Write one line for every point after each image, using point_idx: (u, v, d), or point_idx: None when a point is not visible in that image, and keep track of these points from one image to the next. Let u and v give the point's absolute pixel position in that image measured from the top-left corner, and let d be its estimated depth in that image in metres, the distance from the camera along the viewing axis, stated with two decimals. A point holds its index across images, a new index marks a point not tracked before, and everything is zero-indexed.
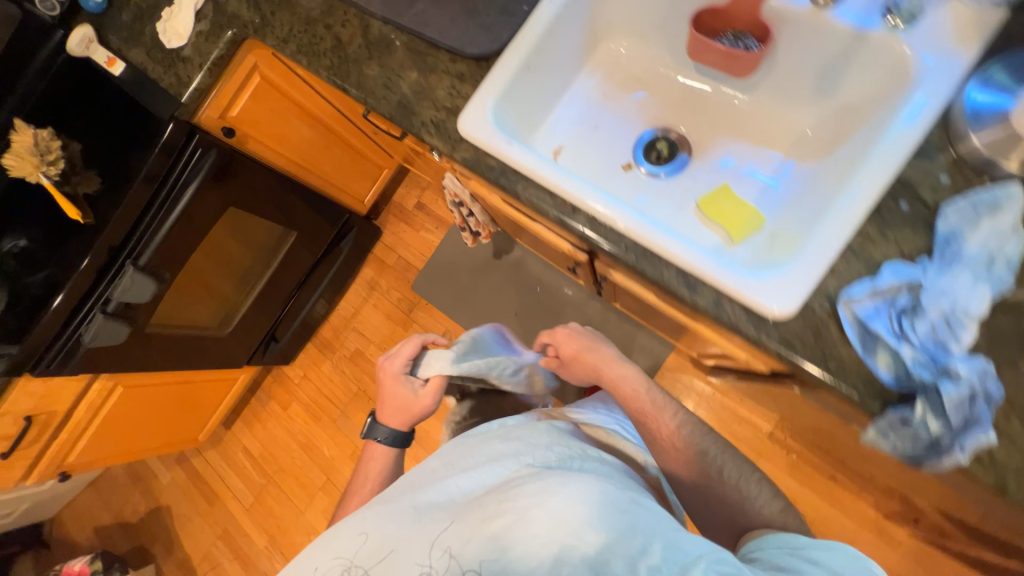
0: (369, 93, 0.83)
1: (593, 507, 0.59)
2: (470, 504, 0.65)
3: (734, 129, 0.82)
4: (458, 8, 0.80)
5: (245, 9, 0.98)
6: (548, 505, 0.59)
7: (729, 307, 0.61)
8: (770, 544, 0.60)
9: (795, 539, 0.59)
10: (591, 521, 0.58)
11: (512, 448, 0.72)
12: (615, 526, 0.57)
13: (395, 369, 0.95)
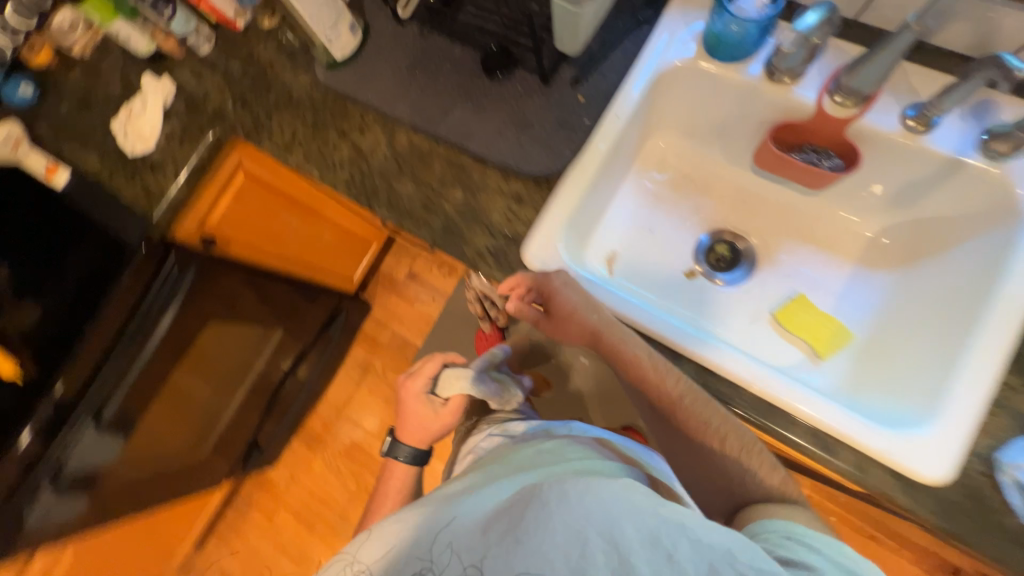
0: (404, 215, 0.71)
1: (637, 512, 0.35)
2: (465, 503, 0.42)
3: (800, 235, 0.78)
4: (507, 119, 0.71)
5: (232, 107, 0.83)
6: (565, 509, 0.35)
7: (873, 473, 0.55)
8: (769, 534, 0.48)
9: (800, 529, 0.48)
10: (624, 524, 0.35)
11: (524, 437, 0.49)
12: (662, 546, 0.34)
13: (420, 390, 0.63)
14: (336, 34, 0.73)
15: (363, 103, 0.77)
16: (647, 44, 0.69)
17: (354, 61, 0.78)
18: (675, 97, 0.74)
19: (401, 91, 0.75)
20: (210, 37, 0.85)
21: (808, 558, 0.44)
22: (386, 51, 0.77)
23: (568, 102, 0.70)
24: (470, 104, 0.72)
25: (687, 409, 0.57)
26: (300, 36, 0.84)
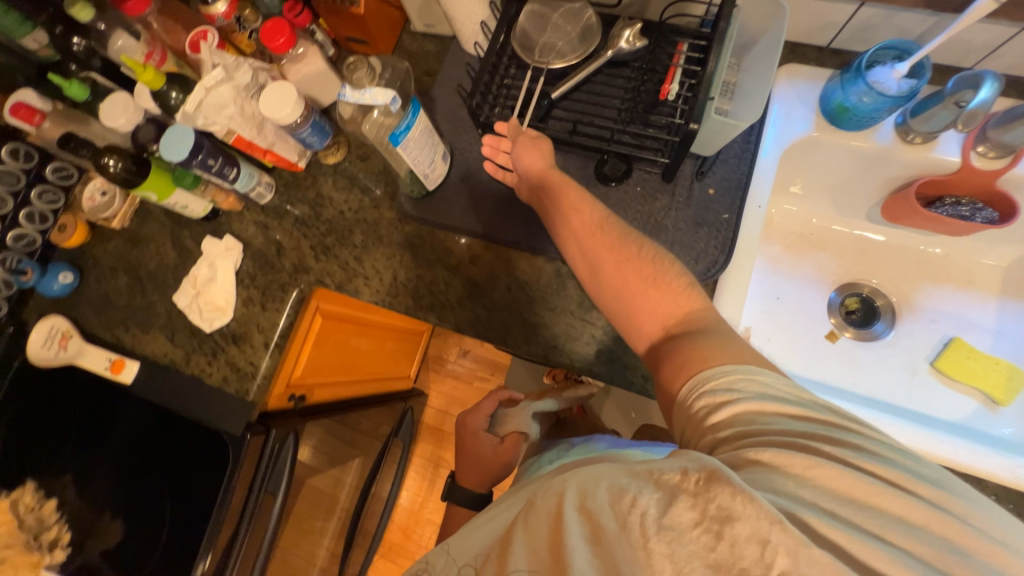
0: (547, 348, 0.66)
1: (593, 467, 0.39)
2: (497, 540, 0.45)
3: (936, 277, 0.76)
4: (639, 225, 0.66)
5: (314, 257, 0.76)
6: (544, 486, 0.41)
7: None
8: (700, 400, 0.43)
9: (745, 386, 0.41)
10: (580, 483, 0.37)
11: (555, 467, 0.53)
12: (605, 482, 0.36)
13: (474, 424, 0.85)
14: (434, 169, 0.67)
15: (468, 232, 0.71)
16: (766, 123, 0.67)
17: (445, 187, 0.72)
18: (790, 166, 0.72)
19: (509, 214, 0.70)
20: (270, 185, 0.77)
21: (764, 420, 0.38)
22: (482, 171, 0.72)
23: (700, 197, 0.66)
24: None
25: (600, 236, 0.55)
26: (375, 167, 0.77)
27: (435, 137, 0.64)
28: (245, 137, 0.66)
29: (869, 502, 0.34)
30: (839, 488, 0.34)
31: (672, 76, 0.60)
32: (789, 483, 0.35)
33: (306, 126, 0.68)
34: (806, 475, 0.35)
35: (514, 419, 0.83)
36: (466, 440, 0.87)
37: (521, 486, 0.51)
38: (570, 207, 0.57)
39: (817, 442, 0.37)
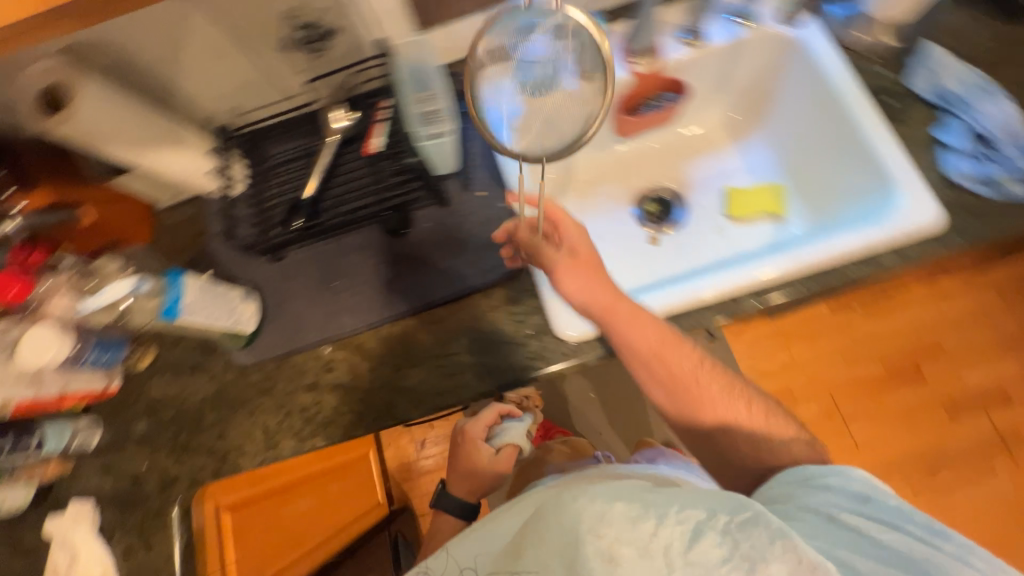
0: (433, 398, 0.67)
1: (613, 491, 0.41)
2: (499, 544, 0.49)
3: (688, 154, 0.92)
4: (444, 252, 0.71)
5: (176, 463, 0.69)
6: (551, 506, 0.43)
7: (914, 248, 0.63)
8: (780, 479, 0.54)
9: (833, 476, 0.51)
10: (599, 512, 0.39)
11: (550, 484, 0.56)
12: (629, 511, 0.38)
13: (473, 433, 0.82)
14: (240, 314, 0.67)
15: (311, 345, 0.70)
16: None
17: (266, 323, 0.72)
18: None
19: (336, 308, 0.72)
20: (93, 423, 0.71)
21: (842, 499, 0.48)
22: (292, 289, 0.73)
23: (477, 203, 0.73)
24: (407, 268, 0.72)
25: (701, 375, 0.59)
26: (191, 345, 0.74)
27: (218, 286, 0.65)
28: (27, 400, 0.60)
29: (892, 543, 0.44)
30: (890, 546, 0.44)
31: (377, 128, 0.72)
32: (863, 547, 0.44)
33: (88, 349, 0.63)
34: (875, 540, 0.45)
35: (516, 431, 0.82)
36: (459, 457, 0.81)
37: (516, 504, 0.54)
38: (640, 329, 0.59)
39: (890, 524, 0.46)
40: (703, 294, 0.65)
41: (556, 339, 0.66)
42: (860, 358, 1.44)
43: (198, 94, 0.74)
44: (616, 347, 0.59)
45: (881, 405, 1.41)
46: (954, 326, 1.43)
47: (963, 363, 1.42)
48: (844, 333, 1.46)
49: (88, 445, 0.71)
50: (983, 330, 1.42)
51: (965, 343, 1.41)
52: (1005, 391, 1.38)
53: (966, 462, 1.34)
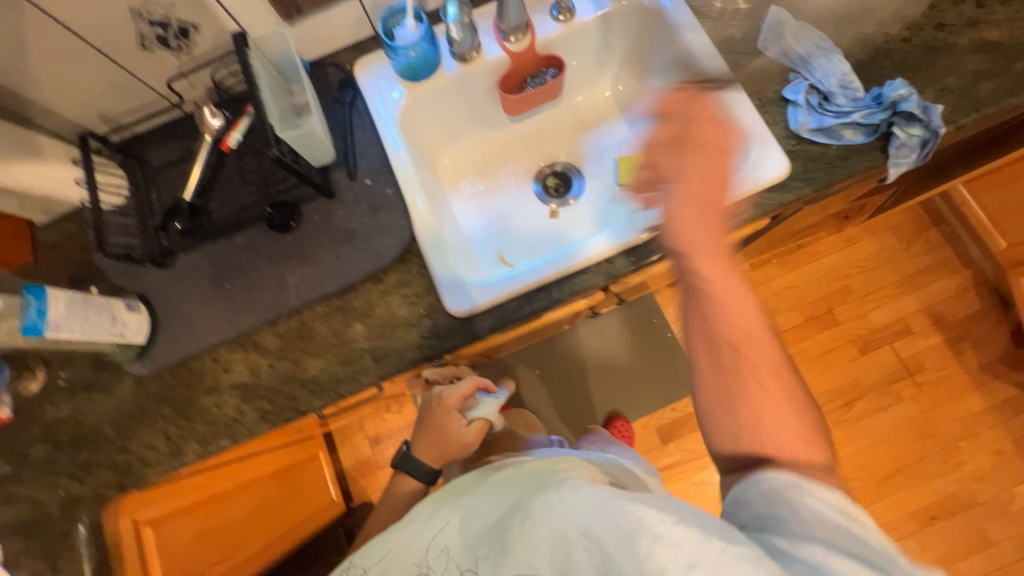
0: (334, 385, 0.68)
1: (603, 504, 0.49)
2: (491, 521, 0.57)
3: (580, 128, 0.95)
4: (335, 242, 0.72)
5: (79, 481, 0.68)
6: (550, 512, 0.51)
7: (766, 198, 0.69)
8: (761, 489, 0.49)
9: (817, 501, 0.47)
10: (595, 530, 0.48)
11: (532, 464, 0.64)
12: (621, 529, 0.46)
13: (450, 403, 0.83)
14: (126, 324, 0.66)
15: (208, 347, 0.70)
16: (372, 110, 0.77)
17: (160, 332, 0.71)
18: (422, 125, 0.85)
19: (231, 309, 0.71)
20: None
21: (825, 532, 0.45)
22: (184, 294, 0.72)
23: (364, 191, 0.74)
24: (299, 263, 0.72)
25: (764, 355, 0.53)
26: (83, 363, 0.72)
27: (97, 298, 0.64)
28: None
29: None
30: None
31: (237, 120, 0.69)
32: None
33: None
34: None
35: (489, 408, 0.83)
36: (430, 425, 0.84)
37: (504, 482, 0.63)
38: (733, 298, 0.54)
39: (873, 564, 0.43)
40: (588, 258, 0.68)
41: (449, 316, 0.69)
42: (780, 309, 1.55)
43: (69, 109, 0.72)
44: (694, 305, 0.55)
45: (801, 349, 1.51)
46: (856, 270, 1.56)
47: (869, 303, 1.54)
48: (764, 287, 1.56)
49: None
50: (880, 271, 1.55)
51: (866, 285, 1.54)
52: (905, 324, 1.51)
53: (877, 392, 1.47)
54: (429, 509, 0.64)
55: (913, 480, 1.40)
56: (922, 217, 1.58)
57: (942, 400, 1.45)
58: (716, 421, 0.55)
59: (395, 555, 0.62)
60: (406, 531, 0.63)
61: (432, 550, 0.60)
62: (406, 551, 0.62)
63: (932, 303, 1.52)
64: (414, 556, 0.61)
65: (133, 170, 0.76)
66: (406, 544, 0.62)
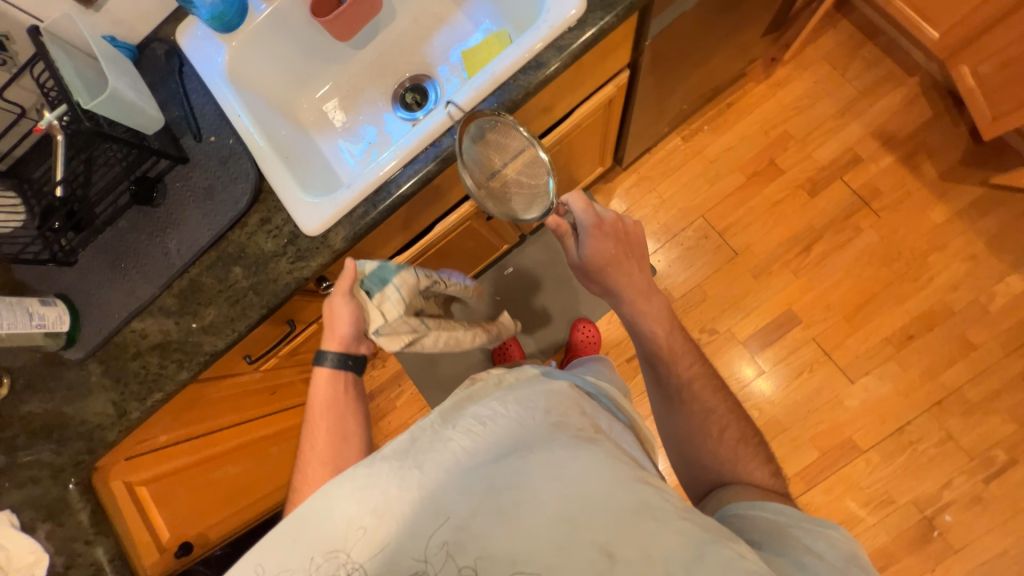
0: (229, 326, 0.76)
1: (607, 477, 0.51)
2: (485, 479, 0.53)
3: (424, 36, 0.94)
4: (199, 201, 0.78)
5: (58, 454, 0.80)
6: (553, 480, 0.51)
7: (569, 40, 0.72)
8: (759, 520, 0.58)
9: (804, 523, 0.57)
10: (602, 506, 0.49)
11: (513, 405, 0.61)
12: (629, 509, 0.49)
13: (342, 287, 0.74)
14: (44, 317, 0.74)
15: (120, 322, 0.79)
16: (201, 71, 0.80)
17: (83, 320, 0.80)
18: (260, 74, 0.86)
19: (131, 284, 0.79)
20: None
21: (810, 544, 0.55)
22: (90, 283, 0.80)
23: (212, 147, 0.79)
24: (175, 229, 0.78)
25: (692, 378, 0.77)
26: (33, 363, 0.82)
27: (7, 299, 0.71)
28: None
29: None
30: None
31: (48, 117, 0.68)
32: None
33: None
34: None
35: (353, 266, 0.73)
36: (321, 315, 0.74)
37: (493, 432, 0.59)
38: (659, 330, 0.79)
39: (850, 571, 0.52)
40: (415, 146, 0.73)
41: (308, 237, 0.75)
42: (722, 174, 1.50)
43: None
44: (640, 336, 0.80)
45: (749, 208, 1.48)
46: (794, 112, 1.48)
47: (814, 142, 1.47)
48: (701, 157, 1.51)
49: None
50: (819, 106, 1.47)
51: (806, 125, 1.47)
52: (854, 153, 1.44)
53: (834, 230, 1.43)
54: (417, 469, 0.55)
55: (885, 307, 1.38)
56: (853, 36, 1.48)
57: (904, 220, 1.40)
58: (670, 416, 0.76)
59: (389, 533, 0.52)
60: (392, 500, 0.54)
61: (434, 537, 0.50)
62: (397, 527, 0.52)
63: (879, 124, 1.44)
64: (411, 541, 0.51)
65: (18, 186, 0.80)
66: (398, 518, 0.53)
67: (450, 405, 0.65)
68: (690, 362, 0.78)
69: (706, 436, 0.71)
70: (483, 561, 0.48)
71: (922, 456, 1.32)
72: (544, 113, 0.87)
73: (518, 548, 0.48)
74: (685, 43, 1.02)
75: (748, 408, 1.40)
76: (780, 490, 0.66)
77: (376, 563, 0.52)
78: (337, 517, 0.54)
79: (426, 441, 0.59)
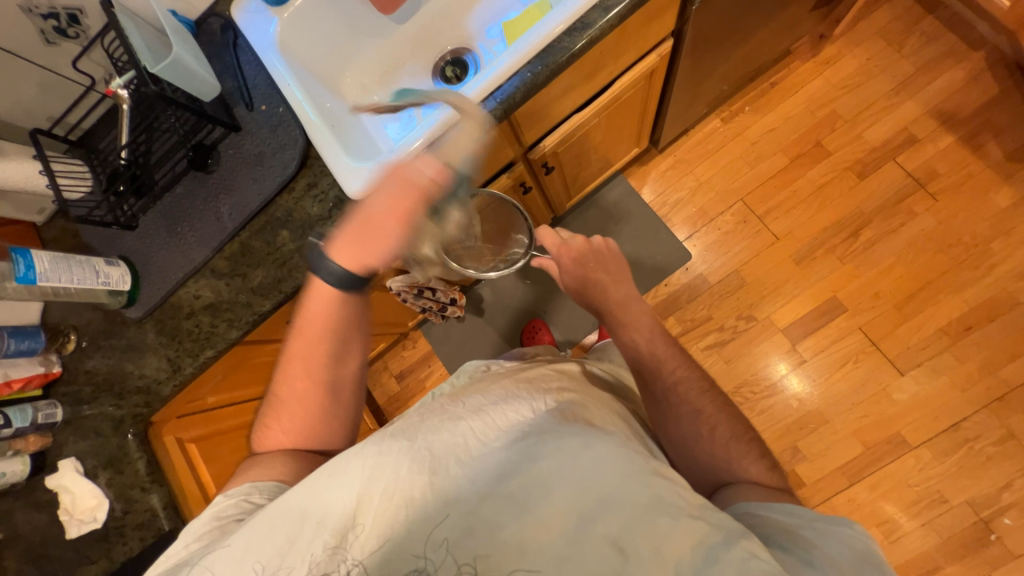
0: (276, 286, 0.79)
1: (621, 467, 0.50)
2: (494, 467, 0.52)
3: (464, 9, 0.95)
4: (249, 167, 0.81)
5: (118, 407, 0.85)
6: (567, 468, 0.50)
7: (614, 1, 0.71)
8: (769, 522, 0.55)
9: (818, 525, 0.53)
10: (615, 499, 0.49)
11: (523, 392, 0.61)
12: (643, 503, 0.48)
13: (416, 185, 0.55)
14: (108, 275, 0.79)
15: (175, 282, 0.82)
16: (253, 44, 0.83)
17: (142, 281, 0.84)
18: (308, 47, 0.88)
19: (185, 248, 0.83)
20: (52, 401, 0.82)
21: (825, 546, 0.51)
22: (148, 245, 0.84)
23: (263, 116, 0.82)
24: (227, 194, 0.82)
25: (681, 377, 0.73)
26: (96, 321, 0.86)
27: (76, 257, 0.76)
28: None
29: None
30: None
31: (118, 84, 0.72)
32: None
33: (6, 338, 0.76)
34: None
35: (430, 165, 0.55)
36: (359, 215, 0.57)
37: (502, 418, 0.57)
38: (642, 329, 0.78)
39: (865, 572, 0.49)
40: (457, 111, 0.73)
41: (353, 201, 0.77)
42: (763, 156, 1.44)
43: (17, 114, 0.79)
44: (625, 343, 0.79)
45: (791, 192, 1.42)
46: (843, 92, 1.42)
47: (864, 122, 1.40)
48: (741, 139, 1.46)
49: (41, 445, 0.80)
50: (871, 85, 1.40)
51: (856, 105, 1.40)
52: (908, 134, 1.37)
53: (885, 215, 1.36)
54: (425, 451, 0.53)
55: (940, 296, 1.31)
56: (911, 11, 1.40)
57: (963, 204, 1.32)
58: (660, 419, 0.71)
59: (392, 519, 0.50)
60: (400, 483, 0.51)
61: (436, 530, 0.49)
62: (400, 514, 0.50)
63: (937, 103, 1.36)
64: (415, 529, 0.49)
65: (84, 154, 0.85)
66: (402, 503, 0.50)
67: (456, 393, 0.64)
68: (676, 364, 0.74)
69: (695, 436, 0.68)
70: (489, 551, 0.47)
71: (978, 455, 1.24)
72: (583, 83, 0.86)
73: (527, 539, 0.47)
74: (734, 13, 0.98)
75: (787, 398, 1.35)
76: (779, 486, 0.63)
77: (377, 554, 0.49)
78: (332, 496, 0.51)
79: (434, 422, 0.57)
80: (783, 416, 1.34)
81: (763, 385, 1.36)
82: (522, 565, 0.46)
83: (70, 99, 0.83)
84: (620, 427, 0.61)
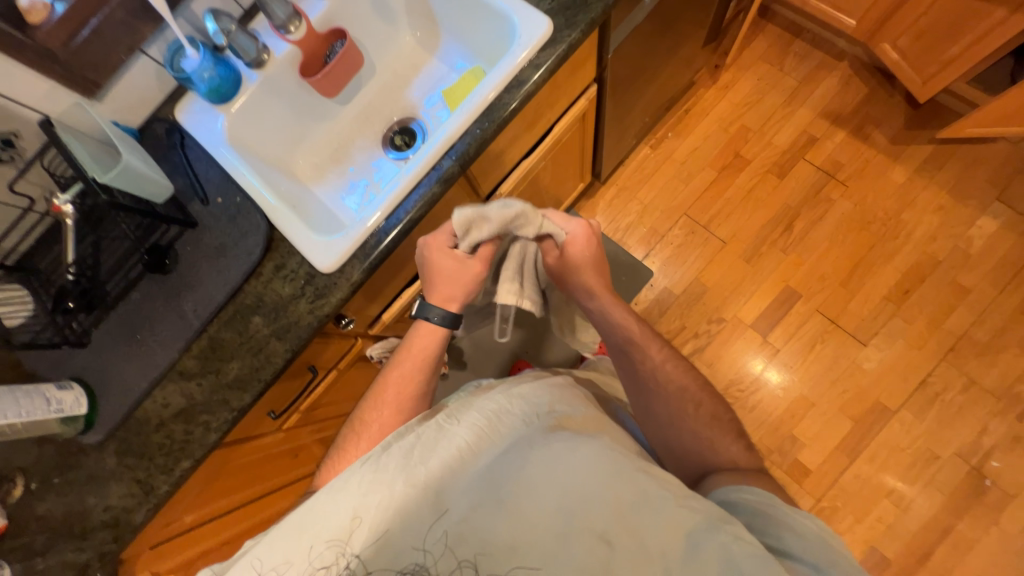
0: (253, 377, 0.76)
1: (607, 467, 0.53)
2: (487, 472, 0.55)
3: (404, 84, 1.01)
4: (211, 260, 0.80)
5: (80, 550, 0.74)
6: (554, 470, 0.53)
7: (542, 58, 0.80)
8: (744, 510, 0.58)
9: (794, 516, 0.56)
10: (600, 495, 0.51)
11: (516, 402, 0.64)
12: (629, 498, 0.51)
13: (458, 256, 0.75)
14: (61, 401, 0.72)
15: (139, 393, 0.77)
16: (203, 142, 0.85)
17: (99, 400, 0.77)
18: (256, 135, 0.90)
19: (148, 355, 0.78)
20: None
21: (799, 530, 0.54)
22: (105, 360, 0.78)
23: (219, 207, 0.82)
24: (190, 291, 0.79)
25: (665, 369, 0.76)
26: (48, 456, 0.77)
27: (24, 386, 0.69)
28: None
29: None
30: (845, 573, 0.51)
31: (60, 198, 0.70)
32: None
33: None
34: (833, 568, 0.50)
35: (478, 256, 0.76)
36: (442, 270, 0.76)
37: (495, 430, 0.60)
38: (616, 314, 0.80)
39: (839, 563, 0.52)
40: (416, 173, 0.77)
41: (324, 275, 0.77)
42: (694, 172, 1.59)
43: None
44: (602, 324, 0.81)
45: (725, 200, 1.55)
46: (746, 109, 1.61)
47: (770, 131, 1.58)
48: (671, 160, 1.60)
49: None
50: (767, 101, 1.61)
51: (760, 119, 1.59)
52: (808, 135, 1.56)
53: (810, 206, 1.51)
54: (420, 465, 0.56)
55: (874, 267, 1.44)
56: (783, 37, 1.64)
57: (869, 186, 1.50)
58: (647, 404, 0.75)
59: (388, 525, 0.53)
60: (398, 494, 0.54)
61: (434, 530, 0.52)
62: (396, 518, 0.53)
63: (824, 107, 1.57)
64: (411, 533, 0.52)
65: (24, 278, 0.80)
66: (397, 510, 0.53)
67: (455, 405, 0.66)
68: (645, 336, 0.78)
69: (681, 426, 0.72)
70: (483, 552, 0.50)
71: (951, 405, 1.33)
72: (527, 131, 0.93)
73: (517, 537, 0.50)
74: (642, 56, 1.12)
75: (771, 390, 1.40)
76: None
77: (375, 555, 0.52)
78: (335, 509, 0.54)
79: (432, 439, 0.59)
80: (773, 408, 1.39)
81: (746, 381, 1.41)
82: (516, 561, 0.49)
83: (6, 224, 0.78)
84: (609, 429, 0.64)
